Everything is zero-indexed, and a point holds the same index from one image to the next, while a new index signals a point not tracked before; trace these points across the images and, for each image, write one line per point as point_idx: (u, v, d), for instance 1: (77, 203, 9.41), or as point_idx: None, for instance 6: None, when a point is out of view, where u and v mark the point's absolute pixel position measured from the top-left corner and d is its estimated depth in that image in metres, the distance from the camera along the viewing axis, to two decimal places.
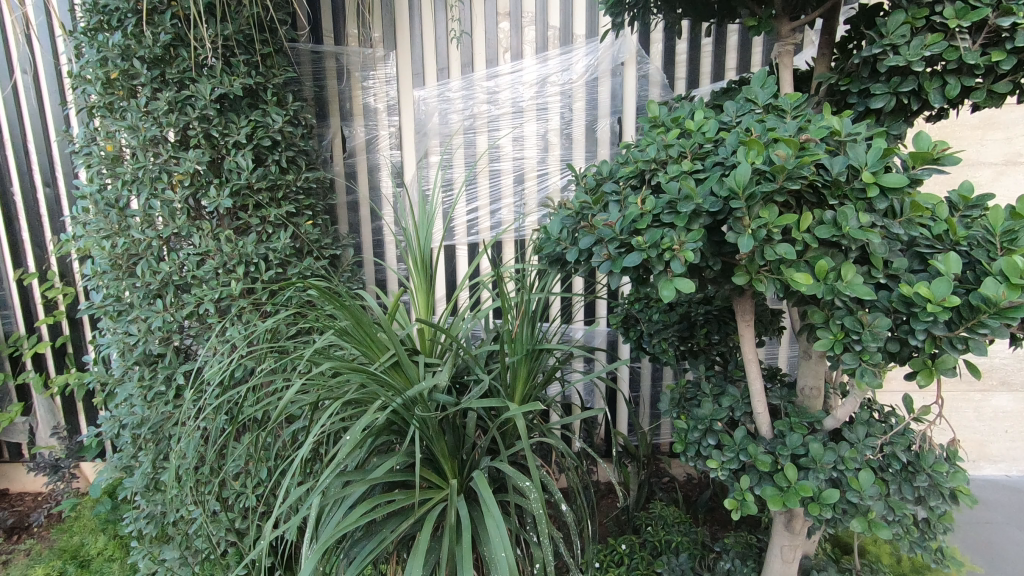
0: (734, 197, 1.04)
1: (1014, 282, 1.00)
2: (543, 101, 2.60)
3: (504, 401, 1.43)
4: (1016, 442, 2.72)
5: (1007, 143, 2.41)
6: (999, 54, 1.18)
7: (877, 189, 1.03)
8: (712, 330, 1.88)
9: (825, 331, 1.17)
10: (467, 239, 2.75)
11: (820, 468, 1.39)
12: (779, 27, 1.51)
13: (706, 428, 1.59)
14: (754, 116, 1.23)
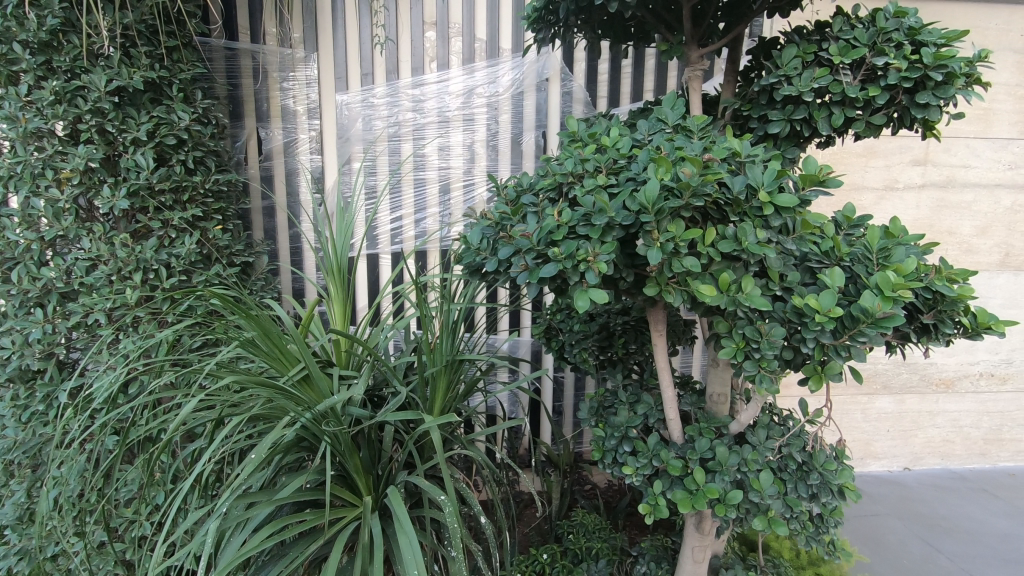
0: (644, 211, 1.08)
1: (886, 295, 1.11)
2: (470, 113, 2.61)
3: (420, 413, 1.40)
4: (895, 440, 3.01)
5: (886, 170, 2.68)
6: (875, 90, 1.31)
7: (772, 208, 1.11)
8: (629, 340, 1.95)
9: (728, 339, 1.24)
10: (391, 247, 2.69)
11: (726, 471, 1.46)
12: (689, 53, 1.60)
13: (622, 436, 1.64)
14: (663, 136, 1.29)
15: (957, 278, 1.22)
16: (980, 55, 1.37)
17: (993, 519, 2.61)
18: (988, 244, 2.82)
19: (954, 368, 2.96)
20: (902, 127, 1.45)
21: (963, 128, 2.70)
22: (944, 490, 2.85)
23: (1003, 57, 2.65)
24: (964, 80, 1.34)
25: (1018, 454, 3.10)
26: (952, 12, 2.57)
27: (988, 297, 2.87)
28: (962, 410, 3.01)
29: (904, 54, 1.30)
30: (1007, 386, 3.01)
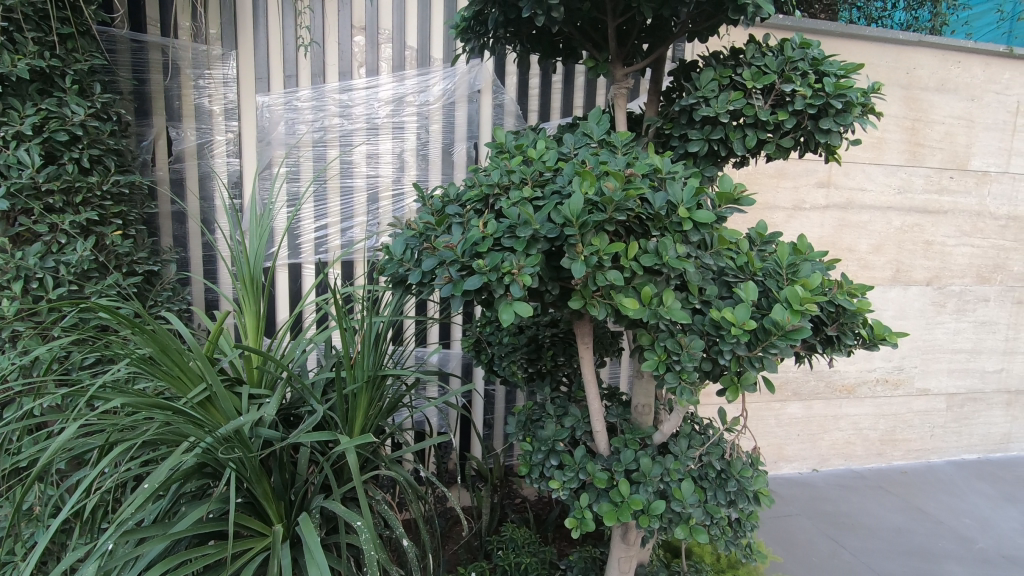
0: (569, 225, 1.07)
1: (795, 309, 1.16)
2: (400, 121, 2.55)
3: (336, 434, 1.33)
4: (804, 444, 3.20)
5: (794, 191, 2.88)
6: (783, 114, 1.39)
7: (691, 223, 1.14)
8: (557, 352, 1.96)
9: (651, 352, 1.26)
10: (315, 257, 2.57)
11: (649, 482, 1.49)
12: (614, 71, 1.64)
13: (549, 449, 1.64)
14: (588, 150, 1.31)
15: (856, 292, 1.30)
16: (873, 87, 1.49)
17: (889, 514, 2.82)
18: (881, 261, 3.07)
19: (855, 375, 3.20)
20: (808, 150, 1.54)
21: (860, 154, 2.94)
22: (847, 489, 3.06)
23: (892, 91, 2.92)
24: (860, 109, 1.45)
25: (909, 452, 3.38)
26: (849, 48, 2.80)
27: (882, 309, 3.13)
28: (862, 414, 3.25)
29: (809, 82, 1.39)
30: (899, 390, 3.28)
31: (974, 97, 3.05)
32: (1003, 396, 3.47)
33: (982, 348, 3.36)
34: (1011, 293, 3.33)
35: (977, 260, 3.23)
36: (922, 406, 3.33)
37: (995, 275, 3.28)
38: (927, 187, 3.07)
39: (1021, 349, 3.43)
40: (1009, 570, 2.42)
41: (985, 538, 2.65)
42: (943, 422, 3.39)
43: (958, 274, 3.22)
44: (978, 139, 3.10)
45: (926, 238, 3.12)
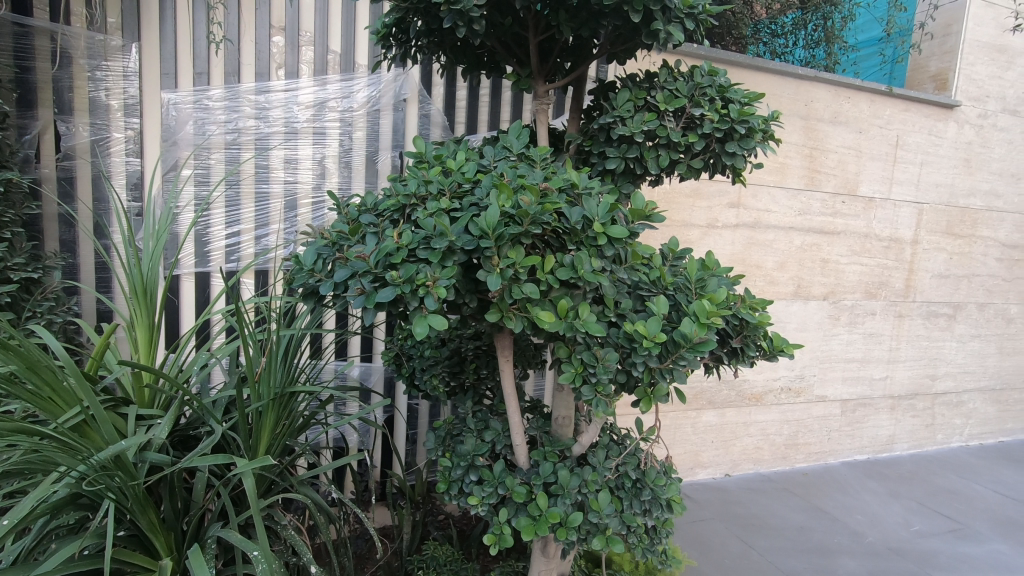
0: (485, 237, 1.06)
1: (702, 322, 1.21)
2: (322, 126, 2.46)
3: (234, 457, 1.24)
4: (718, 450, 3.36)
5: (708, 210, 3.04)
6: (693, 136, 1.47)
7: (605, 238, 1.16)
8: (481, 365, 1.93)
9: (568, 364, 1.28)
10: (225, 266, 2.41)
11: (567, 494, 1.49)
12: (535, 87, 1.67)
13: (468, 465, 1.61)
14: (507, 162, 1.31)
15: (757, 306, 1.37)
16: (773, 115, 1.60)
17: (793, 514, 3.01)
18: (785, 277, 3.31)
19: (762, 384, 3.40)
20: (717, 172, 1.63)
21: (765, 178, 3.16)
22: (756, 492, 3.24)
23: (793, 121, 3.17)
24: (762, 135, 1.55)
25: (810, 455, 3.63)
26: (755, 79, 3.02)
27: (786, 322, 3.36)
28: (769, 421, 3.46)
29: (716, 108, 1.48)
30: (801, 398, 3.53)
31: (862, 130, 3.37)
32: (889, 402, 3.81)
33: (871, 358, 3.68)
34: (894, 307, 3.69)
35: (866, 277, 3.55)
36: (820, 412, 3.60)
37: (881, 291, 3.62)
38: (823, 210, 3.35)
39: (903, 358, 3.79)
40: (894, 560, 2.65)
41: (874, 531, 2.88)
42: (838, 426, 3.68)
43: (850, 290, 3.52)
44: (865, 168, 3.42)
45: (823, 256, 3.39)
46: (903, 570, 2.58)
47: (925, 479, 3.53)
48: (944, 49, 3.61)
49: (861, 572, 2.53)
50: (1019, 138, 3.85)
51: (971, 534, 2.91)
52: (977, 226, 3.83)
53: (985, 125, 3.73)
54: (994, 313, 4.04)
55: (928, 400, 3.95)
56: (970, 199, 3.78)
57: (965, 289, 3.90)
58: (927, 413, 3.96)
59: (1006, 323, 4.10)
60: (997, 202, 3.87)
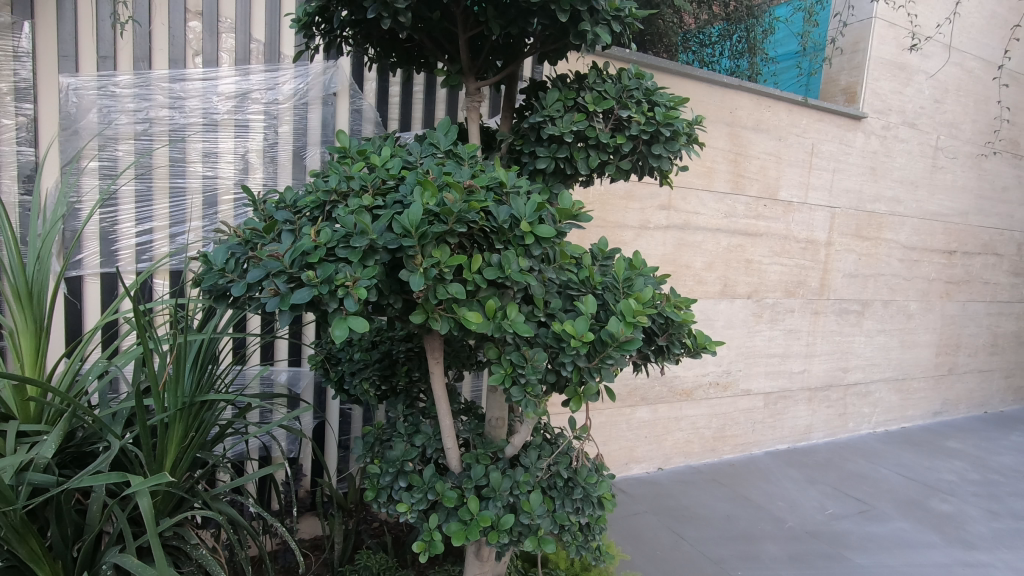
0: (408, 235, 1.02)
1: (628, 321, 1.22)
2: (244, 119, 2.32)
3: (127, 475, 1.17)
4: (651, 445, 3.46)
5: (640, 212, 3.12)
6: (620, 138, 1.49)
7: (533, 237, 1.15)
8: (413, 367, 1.87)
9: (497, 365, 1.26)
10: (136, 266, 2.23)
11: (499, 496, 1.47)
12: (466, 84, 1.64)
13: (397, 470, 1.56)
14: (434, 159, 1.28)
15: (682, 304, 1.40)
16: (697, 120, 1.65)
17: (720, 504, 3.13)
18: (712, 277, 3.45)
19: (691, 380, 3.53)
20: (645, 174, 1.66)
21: (694, 181, 3.28)
22: (687, 484, 3.35)
23: (719, 127, 3.30)
24: (687, 138, 1.59)
25: (737, 446, 3.81)
26: (684, 86, 3.13)
27: (714, 320, 3.50)
28: (698, 415, 3.59)
29: (642, 110, 1.51)
30: (727, 392, 3.68)
31: (781, 137, 3.56)
32: (806, 394, 4.05)
33: (790, 352, 3.89)
34: (810, 304, 3.92)
35: (786, 277, 3.76)
36: (745, 405, 3.78)
37: (799, 290, 3.84)
38: (747, 213, 3.51)
39: (819, 352, 4.04)
40: (810, 543, 2.80)
41: (793, 516, 3.05)
42: (761, 418, 3.87)
43: (772, 289, 3.71)
44: (785, 174, 3.62)
45: (747, 257, 3.56)
46: (819, 551, 2.73)
47: (838, 465, 3.78)
48: (852, 65, 3.88)
49: (781, 556, 2.67)
50: (917, 149, 4.20)
51: (878, 514, 3.14)
52: (882, 229, 4.15)
53: (888, 136, 4.03)
54: (897, 309, 4.39)
55: (841, 391, 4.23)
56: (876, 204, 4.08)
57: (872, 287, 4.21)
58: (839, 403, 4.24)
59: (907, 319, 4.46)
60: (899, 207, 4.20)
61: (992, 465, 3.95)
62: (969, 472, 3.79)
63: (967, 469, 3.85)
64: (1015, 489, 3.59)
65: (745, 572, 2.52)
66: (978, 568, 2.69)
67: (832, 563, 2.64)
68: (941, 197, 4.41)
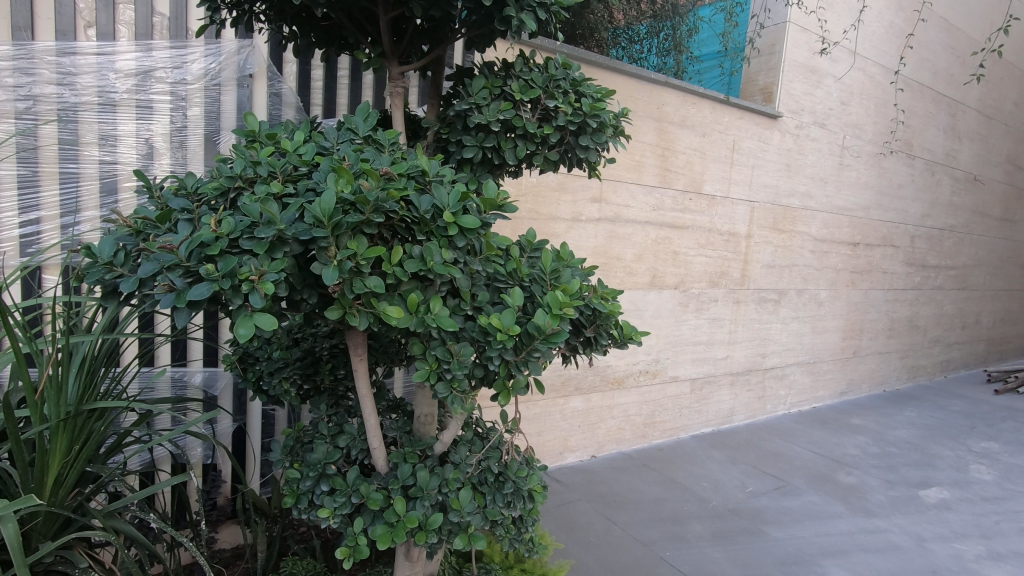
0: (320, 226, 0.95)
1: (554, 313, 1.20)
2: (147, 99, 2.12)
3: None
4: (585, 434, 3.51)
5: (572, 204, 3.14)
6: (547, 128, 1.47)
7: (456, 228, 1.10)
8: (338, 365, 1.78)
9: (422, 361, 1.22)
10: (20, 259, 2.00)
11: (426, 496, 1.43)
12: (388, 68, 1.57)
13: (319, 474, 1.49)
14: (351, 146, 1.22)
15: (609, 296, 1.40)
16: (624, 112, 1.65)
17: (649, 488, 3.24)
18: (642, 268, 3.53)
19: (623, 368, 3.61)
20: (574, 165, 1.66)
21: (624, 174, 3.33)
22: (618, 471, 3.44)
23: (647, 122, 3.38)
24: (613, 131, 1.60)
25: (665, 431, 3.95)
26: (613, 80, 3.17)
27: (643, 310, 3.59)
28: (630, 403, 3.68)
29: (569, 100, 1.49)
30: (656, 379, 3.80)
31: (705, 133, 3.69)
32: (729, 379, 4.25)
33: (715, 340, 4.07)
34: (732, 294, 4.11)
35: (710, 268, 3.92)
36: (673, 391, 3.92)
37: (721, 280, 4.01)
38: (674, 206, 3.62)
39: (741, 339, 4.24)
40: (732, 520, 2.95)
41: (717, 496, 3.20)
42: (688, 403, 4.03)
43: (697, 279, 3.86)
44: (708, 169, 3.76)
45: (674, 248, 3.67)
46: (740, 527, 2.88)
47: (757, 445, 4.00)
48: (770, 66, 4.06)
49: (705, 535, 2.78)
50: (827, 148, 4.49)
51: (792, 490, 3.34)
52: (796, 222, 4.41)
53: (801, 135, 4.28)
54: (809, 297, 4.69)
55: (760, 375, 4.47)
56: (790, 198, 4.32)
57: (787, 277, 4.47)
58: (758, 386, 4.49)
59: (817, 306, 4.78)
60: (810, 202, 4.48)
61: (890, 439, 4.31)
62: (870, 446, 4.12)
63: (868, 443, 4.18)
64: (909, 460, 3.94)
65: (673, 552, 2.61)
66: (878, 534, 2.92)
67: (752, 538, 2.78)
68: (847, 193, 4.75)
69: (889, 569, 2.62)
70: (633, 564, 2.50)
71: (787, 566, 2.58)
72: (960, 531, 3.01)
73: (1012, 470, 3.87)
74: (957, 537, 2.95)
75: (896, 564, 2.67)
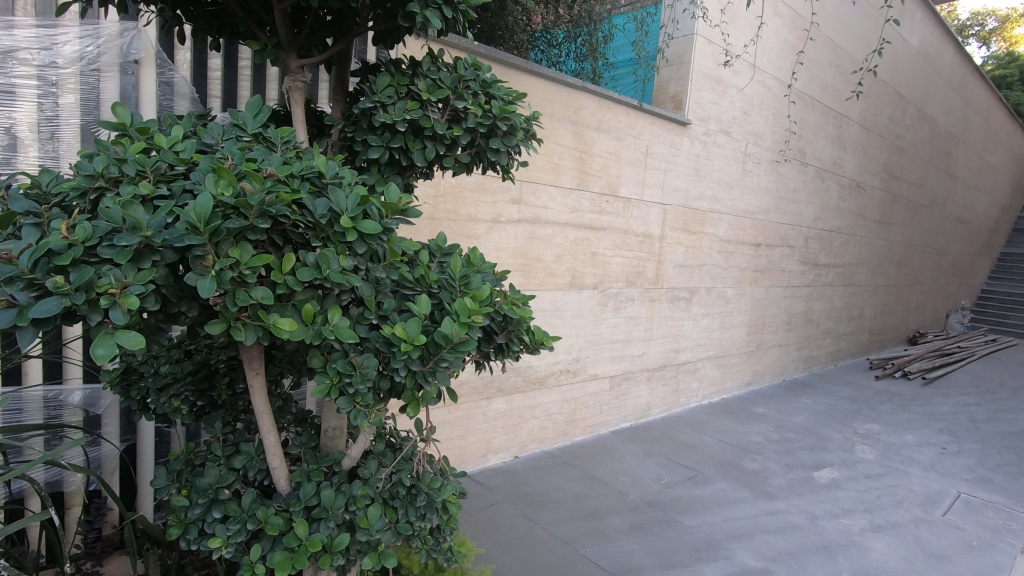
0: (195, 232, 0.87)
1: (462, 322, 1.16)
2: (8, 83, 1.84)
3: None
4: (507, 434, 3.51)
5: (492, 206, 3.12)
6: (456, 129, 1.43)
7: (354, 234, 1.04)
8: (236, 378, 1.65)
9: (322, 374, 1.15)
10: None
11: (331, 516, 1.35)
12: (287, 60, 1.46)
13: (210, 500, 1.37)
14: (238, 144, 1.13)
15: (519, 301, 1.38)
16: (535, 116, 1.64)
17: (571, 485, 3.28)
18: (562, 269, 3.58)
19: (544, 368, 3.64)
20: (487, 167, 1.63)
21: (543, 177, 3.36)
22: (540, 469, 3.47)
23: (565, 125, 3.43)
24: (524, 133, 1.58)
25: (586, 428, 4.03)
26: (532, 83, 3.18)
27: (563, 310, 3.64)
28: (551, 402, 3.72)
29: (478, 102, 1.46)
30: (576, 377, 3.87)
31: (620, 138, 3.80)
32: (646, 374, 4.40)
33: (632, 338, 4.21)
34: (647, 292, 4.26)
35: (627, 268, 4.04)
36: (593, 389, 4.00)
37: (637, 279, 4.15)
38: (592, 208, 3.70)
39: (656, 336, 4.41)
40: (648, 511, 3.05)
41: (635, 489, 3.30)
42: (607, 399, 4.14)
43: (614, 279, 3.97)
44: (624, 172, 3.88)
45: (592, 249, 3.75)
46: (655, 518, 2.98)
47: (671, 437, 4.17)
48: (679, 74, 4.25)
49: (623, 528, 2.86)
50: (731, 154, 4.76)
51: (703, 478, 3.51)
52: (705, 224, 4.64)
53: (708, 141, 4.51)
54: (717, 295, 4.96)
55: (673, 370, 4.68)
56: (699, 202, 4.55)
57: (697, 276, 4.70)
58: (672, 380, 4.69)
59: (725, 303, 5.06)
60: (718, 205, 4.74)
61: (788, 425, 4.66)
62: (772, 433, 4.42)
63: (770, 430, 4.49)
64: (805, 444, 4.26)
65: (593, 547, 2.66)
66: (778, 515, 3.13)
67: (666, 528, 2.89)
68: (749, 197, 5.07)
69: (787, 548, 2.81)
70: (554, 562, 2.51)
71: (698, 552, 2.70)
72: (847, 507, 3.29)
73: (890, 449, 4.29)
74: (845, 513, 3.23)
75: (794, 543, 2.86)
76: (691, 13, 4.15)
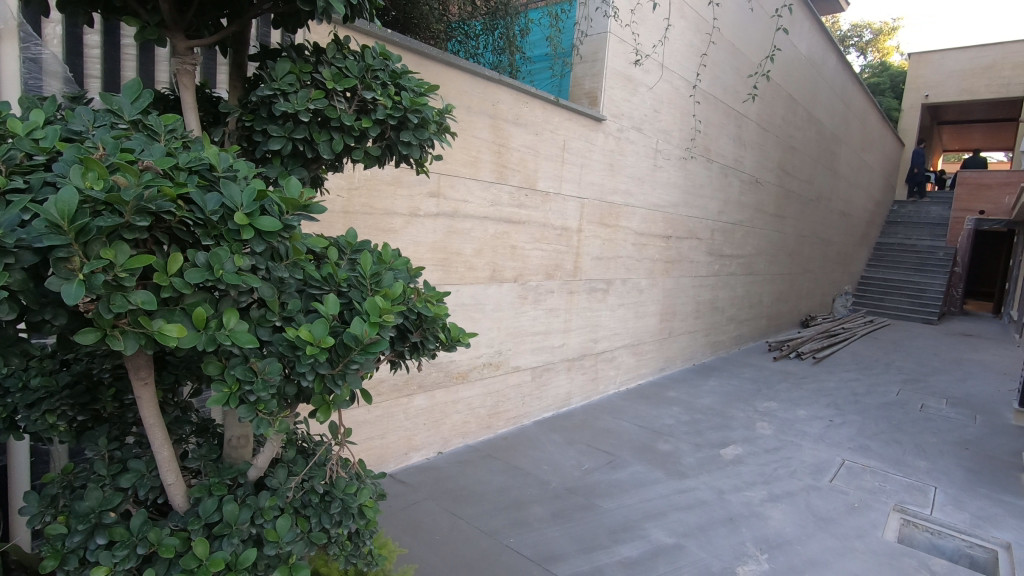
0: (57, 231, 0.77)
1: (372, 321, 1.12)
2: None
3: None
4: (429, 431, 3.47)
5: (408, 199, 3.05)
6: (365, 121, 1.37)
7: (251, 231, 0.97)
8: (123, 389, 1.50)
9: (220, 382, 1.06)
10: None
11: (235, 531, 1.27)
12: (173, 40, 1.33)
13: (93, 525, 1.24)
14: (112, 132, 1.02)
15: (434, 298, 1.36)
16: (447, 109, 1.62)
17: (493, 477, 3.30)
18: (482, 262, 3.57)
19: (466, 362, 3.63)
20: (399, 161, 1.59)
21: (462, 171, 3.33)
22: (463, 464, 3.46)
23: (482, 118, 3.41)
24: (436, 127, 1.55)
25: (509, 420, 4.06)
26: (449, 75, 3.13)
27: (483, 304, 3.64)
28: (473, 396, 3.72)
29: (387, 93, 1.41)
30: (499, 370, 3.89)
31: (537, 132, 3.84)
32: (566, 364, 4.51)
33: (551, 329, 4.28)
34: (566, 284, 4.35)
35: (545, 260, 4.10)
36: (515, 380, 4.04)
37: (556, 272, 4.22)
38: (511, 202, 3.73)
39: (575, 327, 4.52)
40: (569, 498, 3.13)
41: (556, 477, 3.37)
42: (529, 391, 4.20)
43: (534, 271, 4.02)
44: (541, 166, 3.92)
45: (511, 243, 3.77)
46: (576, 504, 3.07)
47: (591, 424, 4.31)
48: (593, 71, 4.35)
49: (545, 516, 2.91)
50: (643, 150, 4.96)
51: (620, 462, 3.66)
52: (619, 217, 4.80)
53: (621, 138, 4.66)
54: (631, 286, 5.16)
55: (592, 359, 4.82)
56: (614, 196, 4.70)
57: (613, 268, 4.86)
58: (591, 369, 4.83)
59: (639, 293, 5.28)
60: (631, 199, 4.92)
61: (697, 407, 4.95)
62: (682, 415, 4.68)
63: (681, 413, 4.75)
64: (712, 423, 4.56)
65: (516, 537, 2.69)
66: (689, 492, 3.33)
67: (586, 513, 2.98)
68: (660, 191, 5.30)
69: (697, 522, 2.99)
70: (477, 556, 2.51)
71: (616, 534, 2.81)
72: (749, 480, 3.55)
73: (785, 424, 4.68)
74: (747, 486, 3.48)
75: (702, 517, 3.05)
76: (604, 12, 4.27)
